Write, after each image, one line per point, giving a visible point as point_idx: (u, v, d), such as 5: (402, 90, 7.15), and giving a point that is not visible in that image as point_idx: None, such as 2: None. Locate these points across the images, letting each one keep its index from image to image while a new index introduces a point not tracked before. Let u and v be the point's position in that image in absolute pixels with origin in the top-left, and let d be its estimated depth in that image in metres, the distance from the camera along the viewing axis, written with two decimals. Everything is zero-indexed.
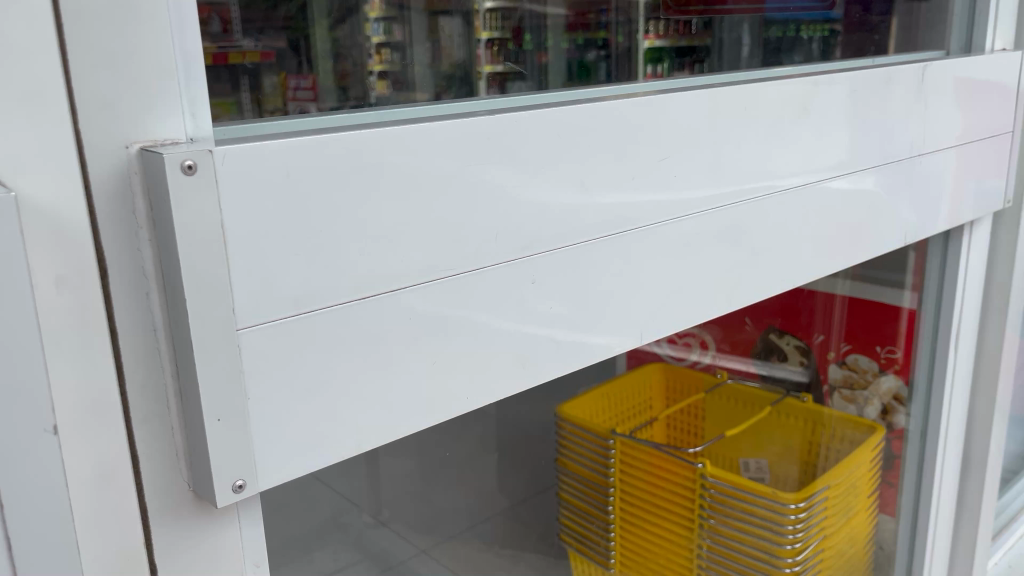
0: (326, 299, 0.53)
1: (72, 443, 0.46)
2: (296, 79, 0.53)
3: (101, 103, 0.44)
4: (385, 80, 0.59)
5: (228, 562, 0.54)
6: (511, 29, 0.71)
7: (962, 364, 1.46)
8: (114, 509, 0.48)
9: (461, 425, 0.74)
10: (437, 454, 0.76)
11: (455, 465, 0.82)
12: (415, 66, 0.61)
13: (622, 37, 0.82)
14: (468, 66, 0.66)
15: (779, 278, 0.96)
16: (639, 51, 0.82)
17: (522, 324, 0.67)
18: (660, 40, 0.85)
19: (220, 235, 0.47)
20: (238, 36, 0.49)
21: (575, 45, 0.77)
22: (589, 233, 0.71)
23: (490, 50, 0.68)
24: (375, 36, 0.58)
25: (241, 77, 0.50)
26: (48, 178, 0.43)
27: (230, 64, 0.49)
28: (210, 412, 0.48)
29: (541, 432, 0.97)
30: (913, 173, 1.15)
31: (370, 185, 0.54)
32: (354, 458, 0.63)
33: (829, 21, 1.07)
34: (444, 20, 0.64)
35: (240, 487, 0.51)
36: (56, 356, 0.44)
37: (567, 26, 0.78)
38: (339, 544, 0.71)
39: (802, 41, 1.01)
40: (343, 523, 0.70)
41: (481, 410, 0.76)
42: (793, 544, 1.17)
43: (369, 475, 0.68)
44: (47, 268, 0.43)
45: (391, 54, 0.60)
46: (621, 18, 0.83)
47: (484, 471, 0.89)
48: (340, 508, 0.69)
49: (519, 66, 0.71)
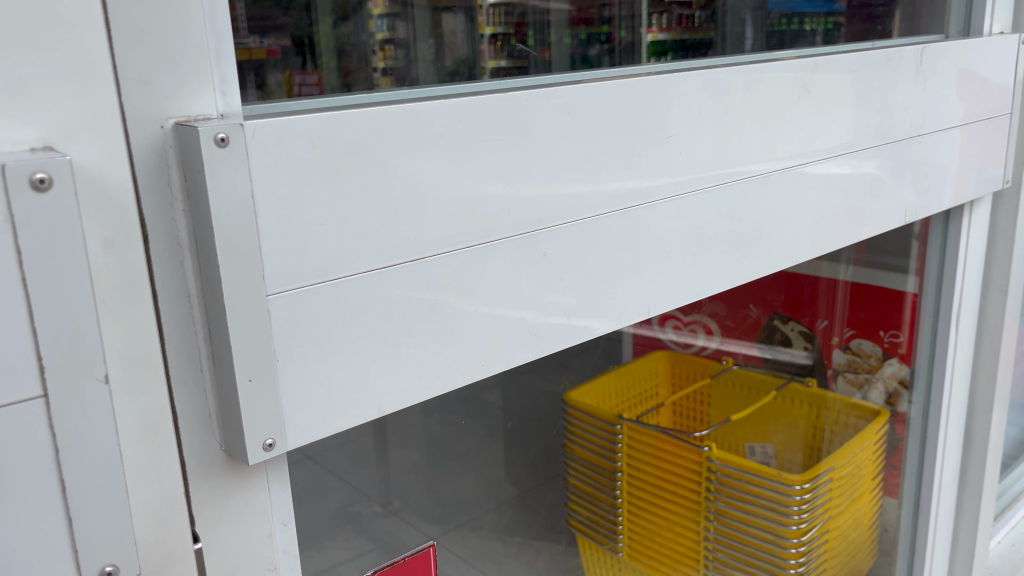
0: (351, 266, 0.56)
1: (120, 398, 0.48)
2: (301, 75, 0.54)
3: (139, 79, 0.47)
4: (389, 75, 0.60)
5: (257, 520, 0.58)
6: (514, 23, 0.69)
7: (963, 344, 1.50)
8: (158, 464, 0.51)
9: (459, 408, 0.76)
10: (445, 441, 0.77)
11: (466, 454, 0.82)
12: (418, 63, 0.62)
13: (626, 31, 0.79)
14: (471, 61, 0.66)
15: (782, 255, 0.99)
16: (643, 45, 0.80)
17: (534, 297, 0.70)
18: (664, 33, 0.82)
19: (250, 204, 0.50)
20: (244, 34, 0.51)
21: (579, 41, 0.75)
22: (597, 208, 0.73)
23: (494, 46, 0.68)
24: (378, 32, 0.58)
25: (247, 73, 0.52)
26: (95, 146, 0.45)
27: (239, 60, 0.51)
28: (242, 372, 0.51)
29: (548, 421, 0.97)
30: (914, 153, 1.18)
31: (390, 158, 0.57)
32: (363, 436, 0.65)
33: (831, 14, 1.05)
34: (448, 16, 0.62)
35: (270, 446, 0.54)
36: (106, 316, 0.47)
37: (571, 21, 0.74)
38: (351, 532, 0.68)
39: (806, 34, 1.00)
40: (354, 513, 0.68)
41: (482, 399, 0.78)
42: (798, 524, 1.25)
43: (380, 461, 0.70)
44: (95, 231, 0.46)
45: (395, 51, 0.60)
46: (625, 11, 0.78)
47: (496, 462, 0.87)
48: (350, 497, 0.67)
49: (523, 60, 0.70)
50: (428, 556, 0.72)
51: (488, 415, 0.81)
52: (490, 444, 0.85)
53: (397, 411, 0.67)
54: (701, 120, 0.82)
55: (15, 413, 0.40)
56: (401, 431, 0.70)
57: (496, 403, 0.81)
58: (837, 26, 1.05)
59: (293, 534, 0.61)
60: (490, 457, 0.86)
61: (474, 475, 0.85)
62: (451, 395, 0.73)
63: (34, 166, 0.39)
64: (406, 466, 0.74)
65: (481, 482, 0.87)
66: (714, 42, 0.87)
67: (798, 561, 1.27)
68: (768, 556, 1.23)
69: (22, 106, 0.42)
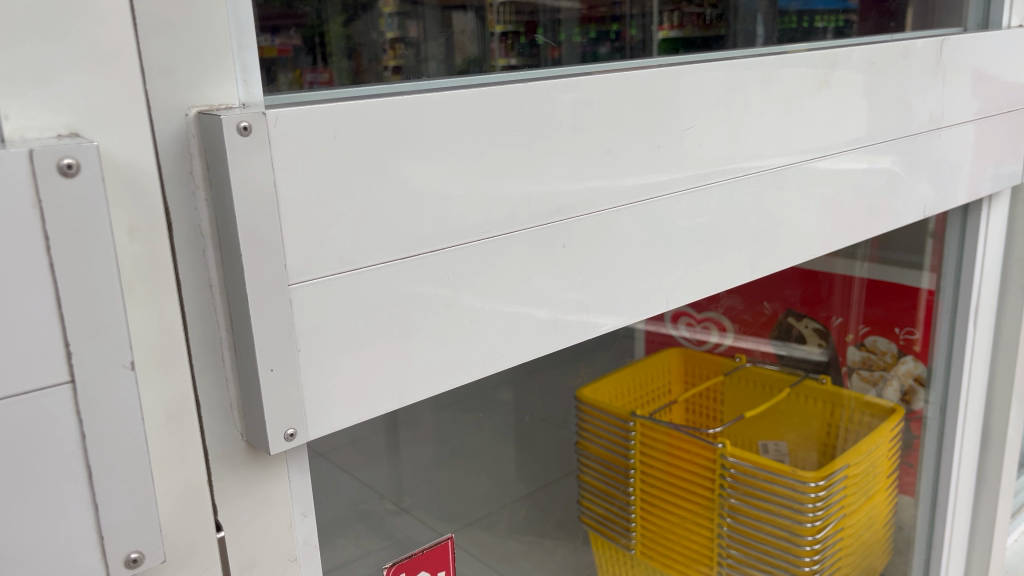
0: (372, 257, 0.56)
1: (147, 387, 0.48)
2: (311, 74, 0.54)
3: (163, 68, 0.47)
4: (400, 74, 0.59)
5: (277, 511, 0.58)
6: (525, 22, 0.68)
7: (981, 339, 1.49)
8: (183, 453, 0.51)
9: (473, 405, 0.75)
10: (456, 439, 0.77)
11: (479, 454, 0.82)
12: (429, 61, 0.61)
13: (637, 29, 0.78)
14: (481, 58, 0.65)
15: (801, 249, 0.98)
16: (654, 43, 0.79)
17: (552, 290, 0.69)
18: (676, 30, 0.81)
19: (272, 194, 0.50)
20: (256, 34, 0.51)
21: (588, 39, 0.73)
22: (616, 199, 0.73)
23: (504, 44, 0.67)
24: (388, 31, 0.58)
25: (261, 70, 0.51)
26: (122, 133, 0.45)
27: (264, 56, 0.52)
28: (265, 363, 0.51)
29: (560, 418, 0.97)
30: (932, 147, 1.17)
31: (409, 146, 0.57)
32: (372, 431, 0.64)
33: (846, 11, 1.03)
34: (458, 15, 0.62)
35: (291, 436, 0.54)
36: (132, 304, 0.47)
37: (581, 18, 0.73)
38: (363, 528, 0.68)
39: (818, 32, 0.99)
40: (366, 509, 0.68)
41: (497, 398, 0.78)
42: (813, 522, 1.23)
43: (391, 462, 0.70)
44: (121, 218, 0.46)
45: (405, 50, 0.60)
46: (636, 9, 0.77)
47: (509, 458, 0.87)
48: (361, 494, 0.67)
49: (534, 59, 0.69)
50: (446, 549, 0.74)
51: (498, 413, 0.80)
52: (501, 442, 0.84)
53: (408, 407, 0.67)
54: (718, 113, 0.81)
55: (42, 399, 0.41)
56: (413, 429, 0.70)
57: (509, 400, 0.81)
58: (849, 24, 1.04)
59: (313, 526, 0.61)
60: (502, 454, 0.85)
61: (488, 474, 0.85)
62: (462, 393, 0.73)
63: (61, 152, 0.39)
64: (418, 464, 0.74)
65: (493, 480, 0.86)
66: (726, 37, 0.86)
67: (812, 560, 1.25)
68: (783, 556, 1.21)
69: (48, 94, 0.42)
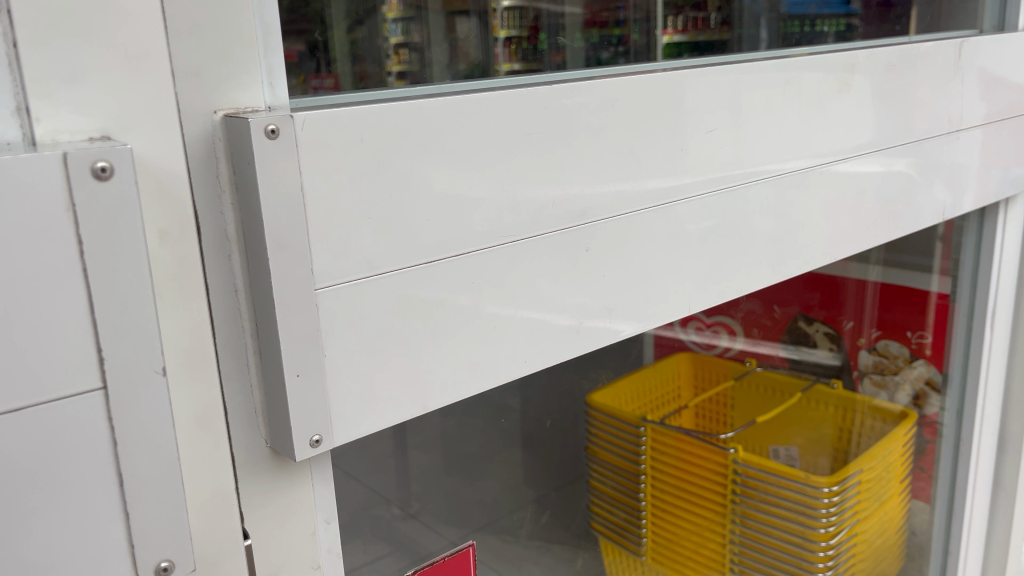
0: (398, 261, 0.56)
1: (175, 392, 0.48)
2: (316, 79, 0.53)
3: (190, 71, 0.46)
4: (405, 79, 0.58)
5: (302, 518, 0.58)
6: (529, 26, 0.67)
7: (999, 343, 1.47)
8: (211, 461, 0.50)
9: (483, 410, 0.74)
10: (467, 445, 0.76)
11: (489, 460, 0.81)
12: (432, 66, 0.60)
13: (640, 34, 0.76)
14: (485, 64, 0.63)
15: (819, 251, 0.98)
16: (657, 47, 0.77)
17: (575, 295, 0.69)
18: (680, 34, 0.80)
19: (299, 197, 0.49)
20: (274, 37, 0.50)
21: (591, 44, 0.72)
22: (637, 203, 0.73)
23: (509, 49, 0.65)
24: (392, 37, 0.56)
25: (274, 74, 0.51)
26: (152, 136, 0.45)
27: (288, 62, 0.51)
28: (291, 368, 0.50)
29: (572, 422, 0.96)
30: (949, 149, 1.16)
31: (433, 150, 0.56)
32: (380, 437, 0.64)
33: (847, 15, 1.01)
34: (461, 20, 0.60)
35: (317, 442, 0.53)
36: (162, 308, 0.46)
37: (584, 23, 0.72)
38: (376, 534, 0.67)
39: (821, 36, 0.96)
40: (377, 515, 0.67)
41: (506, 404, 0.78)
42: (826, 527, 1.22)
43: (399, 468, 0.69)
44: (152, 222, 0.45)
45: (409, 55, 0.58)
46: (638, 15, 0.76)
47: (517, 462, 0.86)
48: (370, 499, 0.66)
49: (537, 63, 0.68)
50: (467, 556, 0.70)
51: (511, 418, 0.80)
52: (510, 447, 0.83)
53: (416, 417, 0.66)
54: (733, 116, 0.80)
55: (74, 405, 0.40)
56: (419, 434, 0.69)
57: (518, 406, 0.80)
58: (853, 28, 1.02)
59: (336, 532, 0.61)
60: (514, 459, 0.85)
61: (502, 480, 0.84)
62: (470, 400, 0.72)
63: (94, 155, 0.38)
64: (423, 469, 0.73)
65: (506, 484, 0.85)
66: (729, 42, 0.84)
67: (826, 565, 1.23)
68: (795, 560, 1.20)
69: (80, 96, 0.42)
